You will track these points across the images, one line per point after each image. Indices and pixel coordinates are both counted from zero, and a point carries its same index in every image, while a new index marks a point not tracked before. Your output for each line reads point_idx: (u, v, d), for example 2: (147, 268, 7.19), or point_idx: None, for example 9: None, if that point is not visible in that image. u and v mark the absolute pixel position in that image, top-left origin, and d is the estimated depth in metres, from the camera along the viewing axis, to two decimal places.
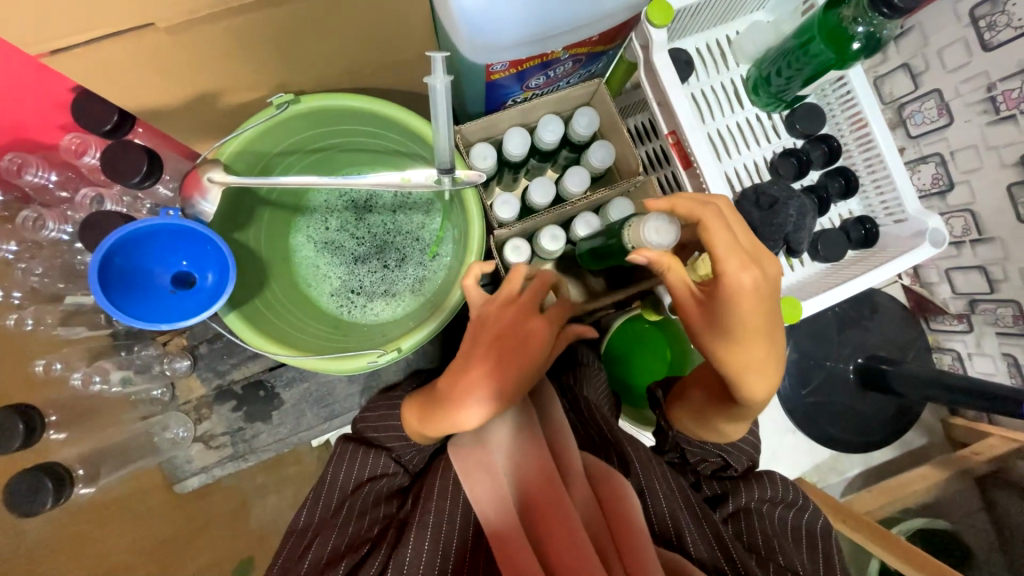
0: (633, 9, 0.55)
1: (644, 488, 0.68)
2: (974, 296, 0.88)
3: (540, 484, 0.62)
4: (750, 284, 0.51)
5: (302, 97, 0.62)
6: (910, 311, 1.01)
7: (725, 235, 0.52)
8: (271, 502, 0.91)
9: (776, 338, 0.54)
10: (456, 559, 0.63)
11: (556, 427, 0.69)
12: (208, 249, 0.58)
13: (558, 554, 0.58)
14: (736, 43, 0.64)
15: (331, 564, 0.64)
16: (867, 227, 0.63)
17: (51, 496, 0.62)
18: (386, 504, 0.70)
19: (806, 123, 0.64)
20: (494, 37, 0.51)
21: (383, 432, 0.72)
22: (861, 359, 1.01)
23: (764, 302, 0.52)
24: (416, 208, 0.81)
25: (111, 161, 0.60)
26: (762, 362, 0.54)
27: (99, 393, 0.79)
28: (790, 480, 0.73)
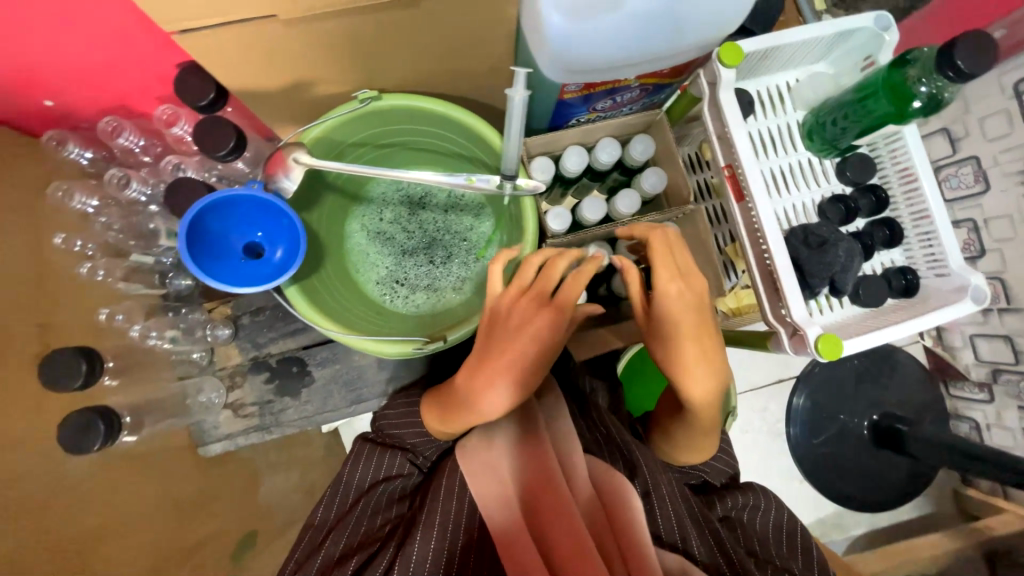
0: (702, 48, 0.59)
1: (651, 491, 0.69)
2: (998, 366, 0.90)
3: (543, 483, 0.63)
4: (677, 293, 0.63)
5: (383, 95, 0.67)
6: (930, 372, 1.02)
7: (660, 253, 0.64)
8: (279, 479, 0.98)
9: (713, 345, 0.63)
10: (461, 557, 0.64)
11: (561, 434, 0.71)
12: (283, 223, 0.62)
13: (561, 553, 0.58)
14: (796, 90, 0.68)
15: (344, 558, 0.67)
16: (908, 278, 0.65)
17: (100, 437, 0.63)
18: (398, 504, 0.73)
19: (857, 172, 0.66)
20: (575, 57, 0.55)
21: (397, 427, 0.77)
22: (875, 417, 1.01)
23: (689, 314, 0.63)
24: (467, 210, 0.85)
25: (203, 134, 0.65)
26: (697, 355, 0.63)
27: (155, 348, 0.83)
28: (766, 489, 0.78)
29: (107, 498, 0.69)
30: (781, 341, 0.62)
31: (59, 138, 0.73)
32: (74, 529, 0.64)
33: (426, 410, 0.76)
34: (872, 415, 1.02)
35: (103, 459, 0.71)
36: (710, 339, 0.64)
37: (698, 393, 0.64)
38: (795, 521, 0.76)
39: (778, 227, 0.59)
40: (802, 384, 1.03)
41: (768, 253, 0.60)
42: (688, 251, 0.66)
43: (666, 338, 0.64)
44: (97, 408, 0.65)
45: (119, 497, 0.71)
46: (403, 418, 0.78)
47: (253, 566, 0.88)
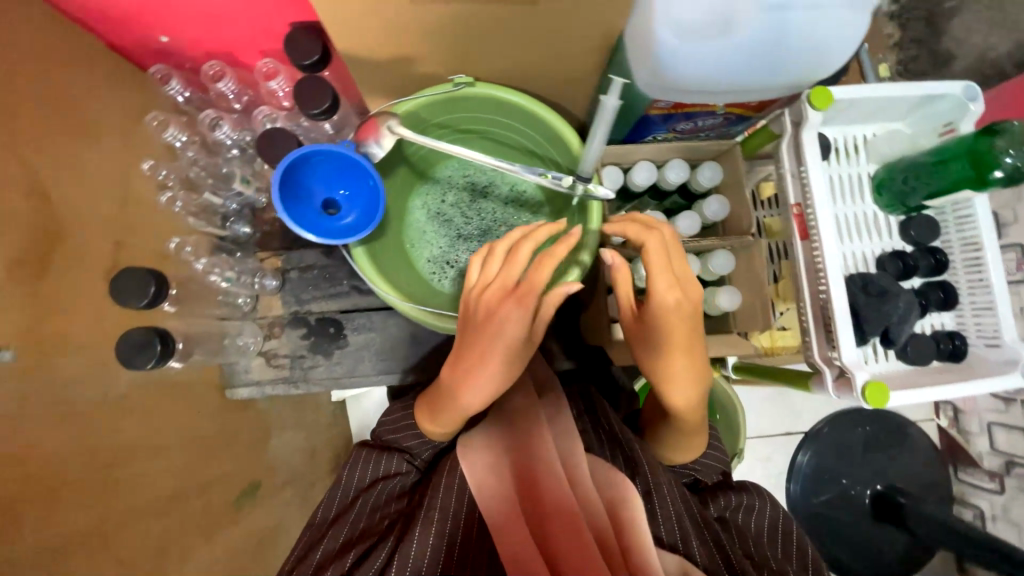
0: (793, 87, 0.61)
1: (651, 489, 0.71)
2: (1013, 457, 1.01)
3: (537, 480, 0.66)
4: (674, 303, 0.64)
5: (476, 82, 0.70)
6: (942, 452, 1.13)
7: (658, 259, 0.64)
8: (287, 438, 0.99)
9: (700, 354, 0.66)
10: (460, 554, 0.66)
11: (563, 435, 0.73)
12: (366, 185, 0.65)
13: (558, 541, 0.60)
14: (873, 143, 0.70)
15: (342, 550, 0.68)
16: (956, 343, 0.66)
17: (154, 357, 0.66)
18: (398, 501, 0.75)
19: (921, 233, 0.67)
20: (675, 74, 0.57)
21: (393, 432, 0.80)
22: (880, 487, 1.10)
23: (680, 322, 0.64)
24: (525, 206, 0.88)
25: (304, 91, 0.68)
26: (684, 366, 0.65)
27: (213, 285, 0.85)
28: (760, 488, 0.79)
29: (141, 419, 0.72)
30: (826, 382, 0.63)
31: (164, 74, 0.76)
32: (109, 444, 0.66)
33: (419, 411, 0.78)
34: (876, 485, 1.11)
35: (144, 383, 0.73)
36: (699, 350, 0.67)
37: (684, 402, 0.67)
38: (793, 521, 0.76)
39: (840, 272, 0.61)
40: (808, 442, 1.12)
41: (826, 296, 0.62)
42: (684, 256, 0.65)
43: (654, 348, 0.66)
44: (157, 330, 0.67)
45: (151, 422, 0.73)
46: (398, 423, 0.80)
47: (256, 513, 0.90)
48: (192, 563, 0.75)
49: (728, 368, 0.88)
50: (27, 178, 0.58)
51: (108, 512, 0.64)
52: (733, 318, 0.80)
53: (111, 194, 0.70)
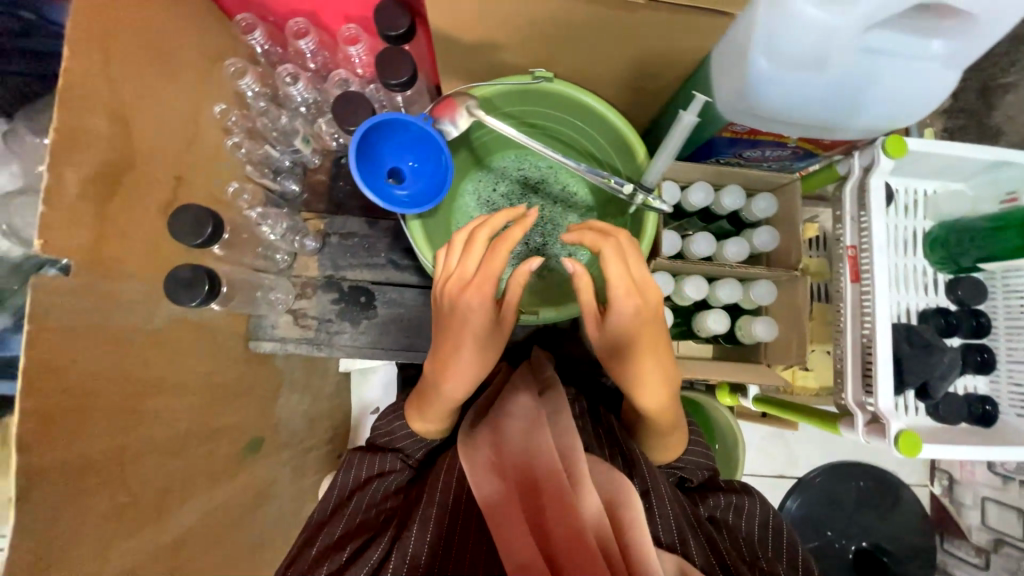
0: (867, 133, 0.62)
1: (650, 491, 0.72)
2: (1003, 536, 1.04)
3: (535, 481, 0.67)
4: (634, 311, 0.63)
5: (555, 79, 0.70)
6: (931, 520, 1.17)
7: (616, 265, 0.62)
8: (291, 399, 1.03)
9: (666, 359, 0.67)
10: (460, 537, 0.68)
11: (563, 431, 0.73)
12: (437, 161, 0.66)
13: (558, 545, 0.61)
14: (933, 200, 0.70)
15: (339, 543, 0.70)
16: (987, 408, 0.66)
17: (199, 297, 0.66)
18: (395, 498, 0.76)
19: (968, 293, 0.68)
20: (760, 100, 0.58)
21: (384, 436, 0.84)
22: (865, 544, 1.16)
23: (646, 332, 0.65)
24: (574, 208, 0.89)
25: (385, 62, 0.69)
26: (650, 377, 0.67)
27: (261, 232, 0.87)
28: (749, 487, 0.80)
29: (171, 356, 0.71)
30: (855, 423, 0.64)
31: (249, 23, 0.76)
32: (141, 375, 0.66)
33: (410, 413, 0.83)
34: (861, 542, 1.17)
35: (180, 321, 0.73)
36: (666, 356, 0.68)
37: (656, 407, 0.70)
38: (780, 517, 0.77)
39: (889, 320, 0.61)
40: (799, 488, 1.18)
41: (871, 341, 0.62)
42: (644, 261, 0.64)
43: (623, 357, 0.67)
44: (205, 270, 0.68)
45: (179, 360, 0.73)
46: (391, 425, 0.84)
47: (256, 468, 0.90)
48: (193, 505, 0.75)
49: (749, 400, 0.89)
50: (109, 98, 0.58)
51: (130, 443, 0.64)
52: (766, 349, 0.81)
53: (181, 130, 0.70)
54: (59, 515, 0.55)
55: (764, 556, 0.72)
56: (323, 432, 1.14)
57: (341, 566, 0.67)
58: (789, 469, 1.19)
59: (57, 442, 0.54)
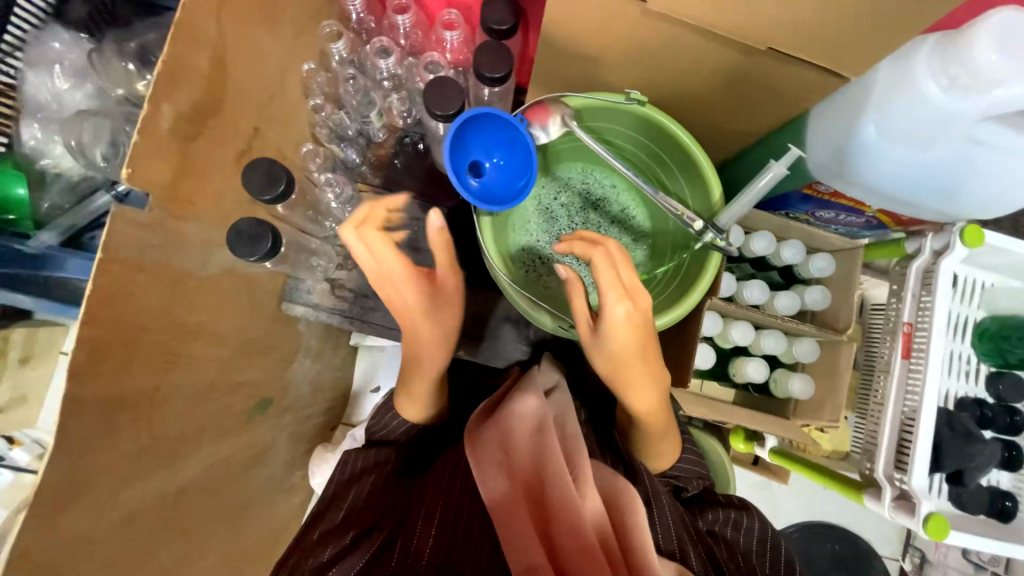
0: (944, 217, 0.63)
1: (651, 501, 0.71)
2: None
3: (539, 477, 0.65)
4: (624, 315, 0.65)
5: (647, 104, 0.69)
6: None
7: (606, 269, 0.64)
8: (306, 365, 1.01)
9: (654, 362, 0.69)
10: (464, 532, 0.65)
11: (568, 435, 0.73)
12: (523, 170, 0.66)
13: (563, 542, 0.59)
14: (991, 293, 0.71)
15: (341, 531, 0.70)
16: (1007, 504, 0.67)
17: (259, 253, 0.65)
18: (393, 489, 0.75)
19: (1008, 389, 0.69)
20: (856, 164, 0.58)
21: (379, 427, 0.85)
22: None
23: (638, 339, 0.66)
24: (630, 231, 0.88)
25: (484, 54, 0.69)
26: (637, 379, 0.69)
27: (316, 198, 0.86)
28: (746, 502, 0.80)
29: (213, 304, 0.71)
30: (879, 497, 0.65)
31: None
32: (184, 318, 0.64)
33: (404, 405, 0.83)
34: None
35: (227, 271, 0.72)
36: (654, 360, 0.70)
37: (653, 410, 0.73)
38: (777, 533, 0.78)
39: (936, 402, 0.63)
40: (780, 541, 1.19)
41: (913, 416, 0.64)
42: (632, 267, 0.66)
43: (612, 360, 0.69)
44: (270, 226, 0.66)
45: (219, 310, 0.72)
46: (384, 419, 0.86)
47: (260, 428, 0.88)
48: (204, 455, 0.73)
49: (766, 449, 0.87)
50: (215, 42, 0.58)
51: (162, 384, 0.63)
52: (795, 405, 0.81)
53: (267, 82, 0.69)
54: (90, 445, 0.54)
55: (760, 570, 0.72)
56: (324, 403, 1.12)
57: (342, 550, 0.67)
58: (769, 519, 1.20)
59: (100, 373, 0.53)
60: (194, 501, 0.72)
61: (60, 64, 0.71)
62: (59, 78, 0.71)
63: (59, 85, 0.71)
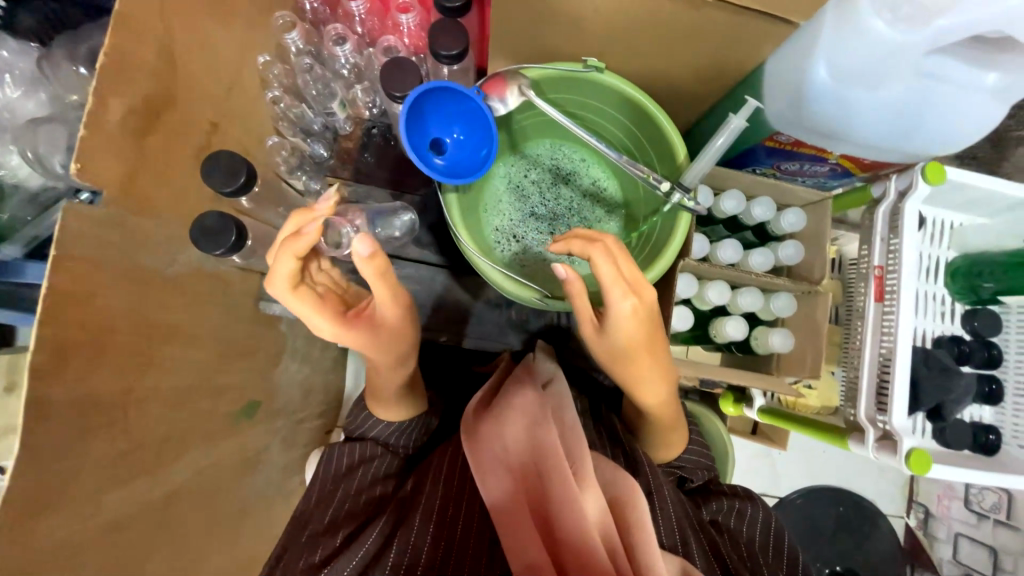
0: (906, 156, 0.64)
1: (653, 492, 0.71)
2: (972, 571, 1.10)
3: (539, 475, 0.63)
4: (630, 310, 0.62)
5: (606, 70, 0.69)
6: (904, 550, 1.20)
7: (607, 264, 0.61)
8: (293, 367, 1.00)
9: (663, 360, 0.69)
10: (464, 526, 0.66)
11: (567, 425, 0.69)
12: (480, 151, 0.66)
13: (567, 541, 0.59)
14: (959, 231, 0.72)
15: (331, 532, 0.69)
16: (990, 438, 0.68)
17: (223, 246, 0.64)
18: (382, 483, 0.76)
19: (983, 325, 0.70)
20: (813, 109, 0.59)
21: (353, 424, 0.82)
22: (838, 567, 1.19)
23: (645, 333, 0.65)
24: (602, 203, 0.89)
25: (440, 32, 0.68)
26: (649, 373, 0.70)
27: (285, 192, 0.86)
28: (751, 493, 0.80)
29: (184, 304, 0.70)
30: (865, 439, 0.67)
31: None
32: (154, 319, 0.64)
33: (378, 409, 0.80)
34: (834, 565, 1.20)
35: (195, 269, 0.72)
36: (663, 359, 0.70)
37: (663, 401, 0.74)
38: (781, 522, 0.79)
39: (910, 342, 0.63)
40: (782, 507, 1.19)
41: (889, 359, 0.65)
42: (633, 258, 0.63)
43: (623, 358, 0.68)
44: (234, 219, 0.66)
45: (190, 310, 0.71)
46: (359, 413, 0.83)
47: (250, 432, 0.87)
48: (191, 459, 0.73)
49: (755, 410, 0.87)
50: (160, 33, 0.57)
51: (136, 387, 0.62)
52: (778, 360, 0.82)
53: (221, 75, 0.68)
54: (61, 450, 0.53)
55: (763, 566, 0.73)
56: (316, 406, 1.11)
57: (335, 550, 0.67)
58: (770, 484, 1.20)
59: (66, 374, 0.52)
60: (184, 507, 0.71)
61: (10, 73, 0.71)
62: (9, 86, 0.71)
63: (10, 93, 0.71)
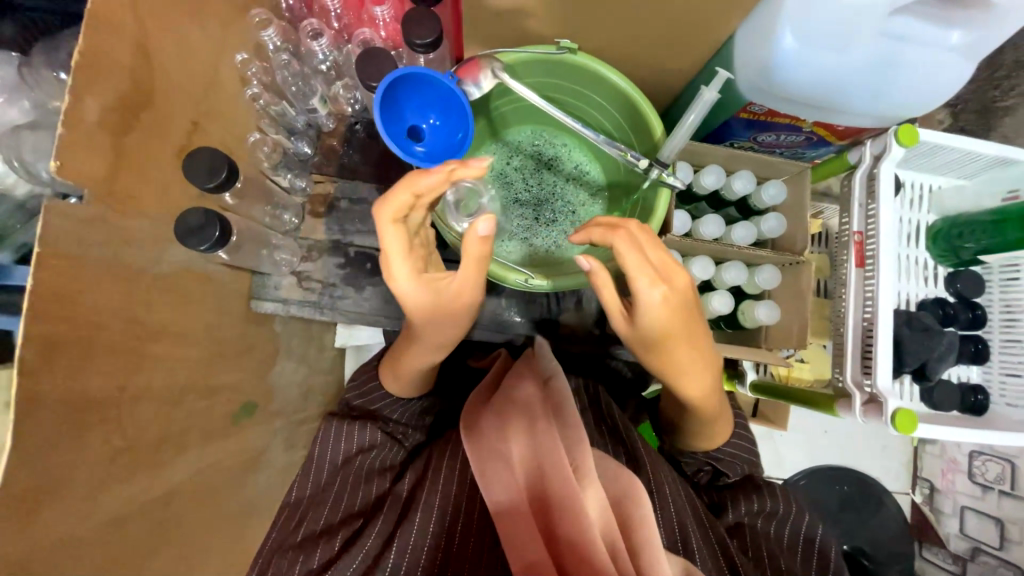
0: (877, 120, 0.65)
1: (654, 490, 0.71)
2: (980, 544, 1.09)
3: (540, 475, 0.63)
4: (660, 298, 0.60)
5: (579, 51, 0.70)
6: (911, 526, 1.19)
7: (631, 251, 0.60)
8: (289, 367, 1.01)
9: (701, 348, 0.65)
10: (464, 527, 0.66)
11: (568, 423, 0.67)
12: (456, 137, 0.67)
13: (568, 543, 0.58)
14: (937, 195, 0.76)
15: (330, 532, 0.69)
16: (978, 399, 0.72)
17: (209, 241, 0.65)
18: (378, 477, 0.74)
19: (966, 286, 0.74)
20: (782, 78, 0.59)
21: (359, 398, 0.83)
22: (846, 546, 1.19)
23: (678, 321, 0.63)
24: (585, 187, 0.89)
25: (411, 20, 0.68)
26: (688, 363, 0.67)
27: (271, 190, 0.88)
28: (784, 493, 0.77)
29: (173, 302, 0.71)
30: (853, 405, 0.69)
31: None
32: (144, 316, 0.65)
33: (385, 376, 0.82)
34: (842, 545, 1.19)
35: (183, 268, 0.73)
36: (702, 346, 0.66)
37: (703, 393, 0.70)
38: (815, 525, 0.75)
39: (890, 306, 0.66)
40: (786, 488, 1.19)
41: (872, 324, 0.67)
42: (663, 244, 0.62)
43: (654, 348, 0.67)
44: (220, 215, 0.67)
45: (179, 308, 0.72)
46: (369, 392, 0.83)
47: (250, 433, 0.87)
48: (187, 458, 0.73)
49: (744, 385, 0.89)
50: (135, 32, 0.58)
51: (128, 384, 0.63)
52: (766, 334, 0.82)
53: (200, 74, 0.70)
54: (54, 447, 0.54)
55: (786, 566, 0.70)
56: (315, 408, 1.11)
57: (337, 552, 0.67)
58: (773, 466, 1.20)
59: (55, 372, 0.53)
60: (182, 506, 0.72)
61: None
62: None
63: None
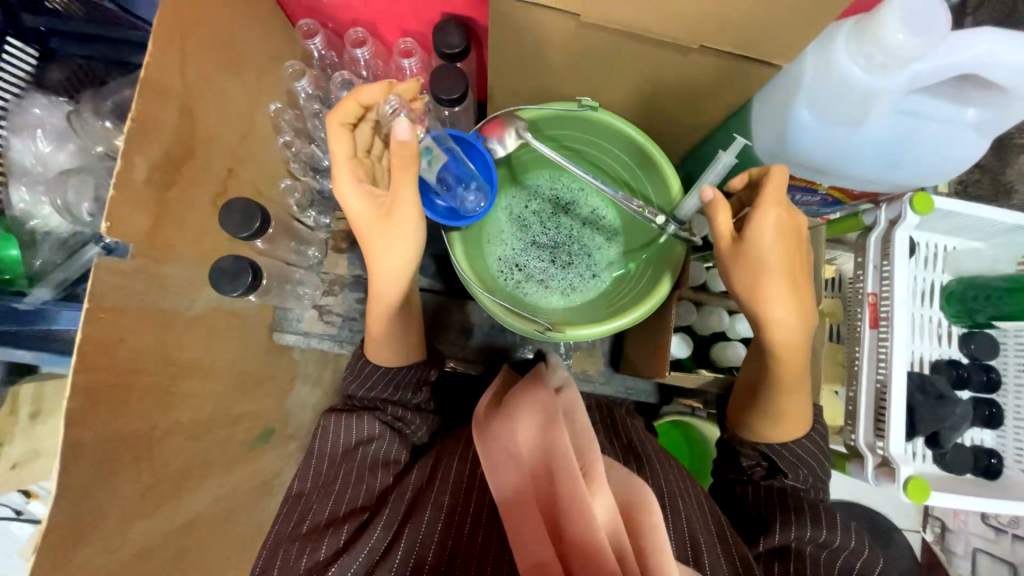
0: (894, 186, 0.67)
1: (668, 503, 0.66)
2: None
3: (546, 470, 0.59)
4: (777, 222, 0.60)
5: (600, 108, 0.72)
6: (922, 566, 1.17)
7: (771, 183, 0.60)
8: None
9: (802, 287, 0.63)
10: (470, 528, 0.61)
11: (579, 427, 0.64)
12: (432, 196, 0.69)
13: (573, 547, 0.53)
14: (953, 256, 0.78)
15: (330, 529, 0.63)
16: (993, 462, 0.74)
17: (241, 288, 0.68)
18: (383, 471, 0.69)
19: (979, 348, 0.76)
20: (800, 146, 0.62)
21: (356, 382, 0.74)
22: None
23: (788, 247, 0.61)
24: (602, 231, 0.90)
25: (439, 78, 0.72)
26: (790, 301, 0.63)
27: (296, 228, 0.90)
28: (849, 525, 0.67)
29: (202, 341, 0.73)
30: (866, 467, 0.73)
31: (311, 29, 0.79)
32: (176, 357, 0.68)
33: (380, 356, 0.74)
34: None
35: (213, 307, 0.76)
36: (802, 278, 0.64)
37: (793, 345, 0.64)
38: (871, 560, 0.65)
39: (903, 370, 0.69)
40: None
41: (885, 386, 0.70)
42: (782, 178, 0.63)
43: (754, 274, 0.62)
44: (252, 261, 0.70)
45: (207, 346, 0.75)
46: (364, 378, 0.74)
47: (265, 458, 0.89)
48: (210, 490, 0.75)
49: None
50: (180, 93, 0.61)
51: (160, 423, 0.65)
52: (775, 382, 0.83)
53: (236, 124, 0.73)
54: (92, 490, 0.56)
55: None
56: None
57: (340, 548, 0.61)
58: None
59: (97, 418, 0.56)
60: (203, 537, 0.74)
61: (43, 129, 0.76)
62: (42, 142, 0.76)
63: (43, 149, 0.76)
